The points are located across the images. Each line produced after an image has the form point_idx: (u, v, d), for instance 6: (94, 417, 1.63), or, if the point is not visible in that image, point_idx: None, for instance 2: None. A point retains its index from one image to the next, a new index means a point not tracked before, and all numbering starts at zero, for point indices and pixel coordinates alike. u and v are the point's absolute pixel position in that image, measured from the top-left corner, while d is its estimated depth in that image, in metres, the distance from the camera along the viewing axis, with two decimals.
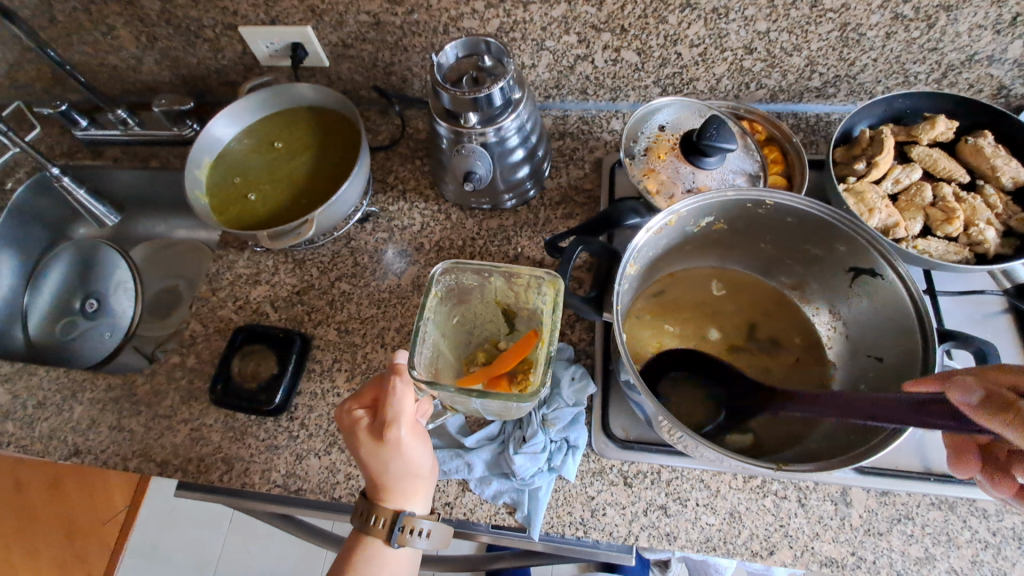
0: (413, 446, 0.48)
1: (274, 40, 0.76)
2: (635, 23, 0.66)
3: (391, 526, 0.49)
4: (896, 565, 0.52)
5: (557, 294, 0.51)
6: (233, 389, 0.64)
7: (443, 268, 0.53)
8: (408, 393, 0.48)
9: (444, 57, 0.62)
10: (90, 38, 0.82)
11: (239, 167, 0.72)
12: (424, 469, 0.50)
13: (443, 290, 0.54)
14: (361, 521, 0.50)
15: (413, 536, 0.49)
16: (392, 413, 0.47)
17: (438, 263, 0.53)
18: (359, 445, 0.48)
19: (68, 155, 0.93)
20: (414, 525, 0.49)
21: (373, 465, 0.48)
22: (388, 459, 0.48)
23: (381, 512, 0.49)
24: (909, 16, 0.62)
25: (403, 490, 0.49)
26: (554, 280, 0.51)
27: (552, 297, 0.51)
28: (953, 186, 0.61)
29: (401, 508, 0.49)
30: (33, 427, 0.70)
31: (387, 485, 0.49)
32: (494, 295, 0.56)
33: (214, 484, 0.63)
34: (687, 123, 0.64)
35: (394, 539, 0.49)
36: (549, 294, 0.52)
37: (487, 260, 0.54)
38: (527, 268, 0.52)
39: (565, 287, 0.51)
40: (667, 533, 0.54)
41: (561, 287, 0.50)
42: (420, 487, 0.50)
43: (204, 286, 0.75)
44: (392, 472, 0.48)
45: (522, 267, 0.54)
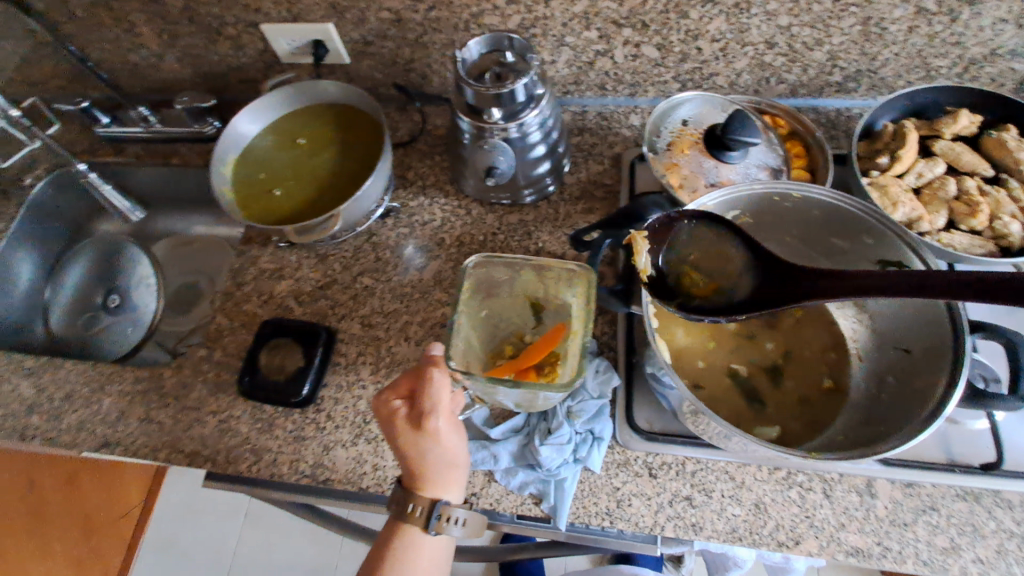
0: (449, 436, 0.49)
1: (295, 37, 0.77)
2: (656, 18, 0.67)
3: (428, 515, 0.50)
4: (922, 555, 0.52)
5: (590, 285, 0.54)
6: (260, 381, 0.65)
7: (474, 260, 0.57)
8: (445, 384, 0.48)
9: (467, 53, 0.63)
10: (112, 36, 0.83)
11: (263, 163, 0.72)
12: (459, 459, 0.51)
13: (474, 283, 0.57)
14: (398, 509, 0.51)
15: (449, 524, 0.50)
16: (430, 403, 0.48)
17: (471, 256, 0.57)
18: (397, 434, 0.49)
19: (90, 152, 0.94)
20: (450, 514, 0.50)
21: (411, 455, 0.49)
22: (426, 448, 0.49)
23: (419, 501, 0.50)
24: (932, 11, 0.62)
25: (439, 479, 0.50)
26: (585, 272, 0.54)
27: (584, 288, 0.54)
28: (976, 180, 0.62)
29: (437, 497, 0.50)
30: (61, 419, 0.71)
31: (425, 474, 0.49)
32: (524, 288, 0.58)
33: (242, 475, 0.64)
34: (710, 118, 0.65)
35: (430, 527, 0.50)
36: (580, 286, 0.55)
37: (517, 254, 0.57)
38: (558, 261, 0.55)
39: (596, 278, 0.54)
40: (693, 524, 0.55)
41: (592, 281, 0.54)
42: (455, 476, 0.51)
43: (228, 280, 0.76)
44: (429, 461, 0.49)
45: (552, 261, 0.57)
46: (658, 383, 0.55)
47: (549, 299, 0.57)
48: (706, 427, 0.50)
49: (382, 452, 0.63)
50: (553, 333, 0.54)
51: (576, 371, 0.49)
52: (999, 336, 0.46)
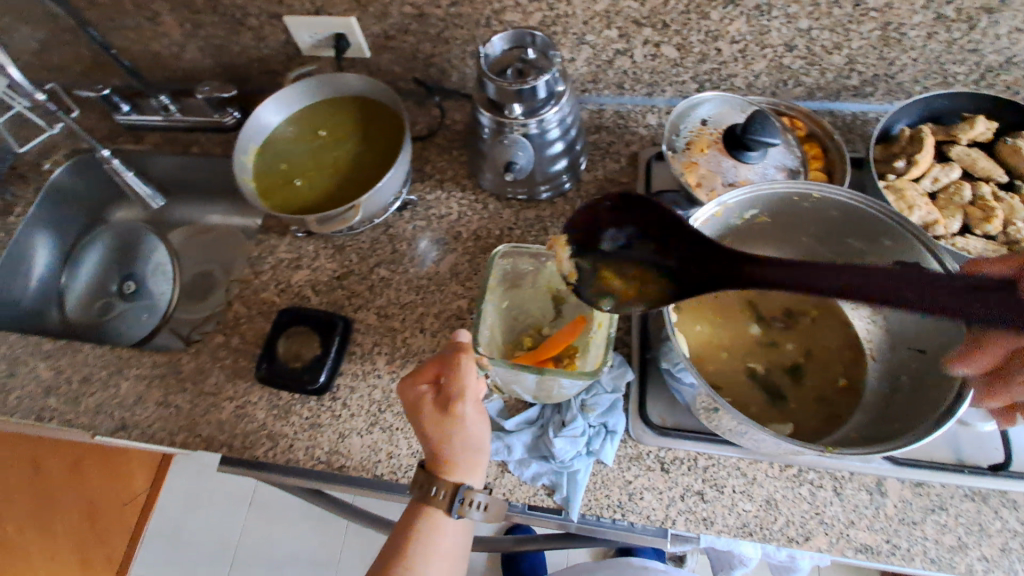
0: (475, 421, 0.51)
1: (318, 30, 0.78)
2: (677, 19, 0.67)
3: (451, 498, 0.51)
4: (930, 552, 0.53)
5: None
6: (279, 369, 0.66)
7: (503, 250, 0.57)
8: (473, 369, 0.51)
9: (490, 49, 0.63)
10: (135, 24, 0.84)
11: (284, 153, 0.73)
12: (482, 445, 0.52)
13: (500, 274, 0.59)
14: (421, 493, 0.52)
15: (471, 507, 0.51)
16: (459, 388, 0.50)
17: (501, 245, 0.57)
18: (424, 418, 0.51)
19: (109, 140, 0.95)
20: (472, 498, 0.51)
21: (437, 439, 0.51)
22: (452, 432, 0.50)
23: (442, 485, 0.51)
24: (951, 18, 0.63)
25: (463, 463, 0.51)
26: None
27: None
28: (991, 186, 0.62)
29: (461, 481, 0.51)
30: (79, 402, 0.72)
31: (450, 458, 0.51)
32: (547, 281, 0.60)
33: (258, 460, 0.65)
34: (729, 119, 0.66)
35: (453, 511, 0.51)
36: None
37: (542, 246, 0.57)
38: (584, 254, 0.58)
39: None
40: (704, 518, 0.56)
41: None
42: (478, 462, 0.52)
43: (246, 269, 0.77)
44: (455, 445, 0.51)
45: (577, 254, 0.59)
46: (673, 379, 0.56)
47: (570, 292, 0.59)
48: (720, 423, 0.51)
49: (397, 441, 0.64)
50: (573, 327, 0.56)
51: (600, 362, 0.51)
52: None
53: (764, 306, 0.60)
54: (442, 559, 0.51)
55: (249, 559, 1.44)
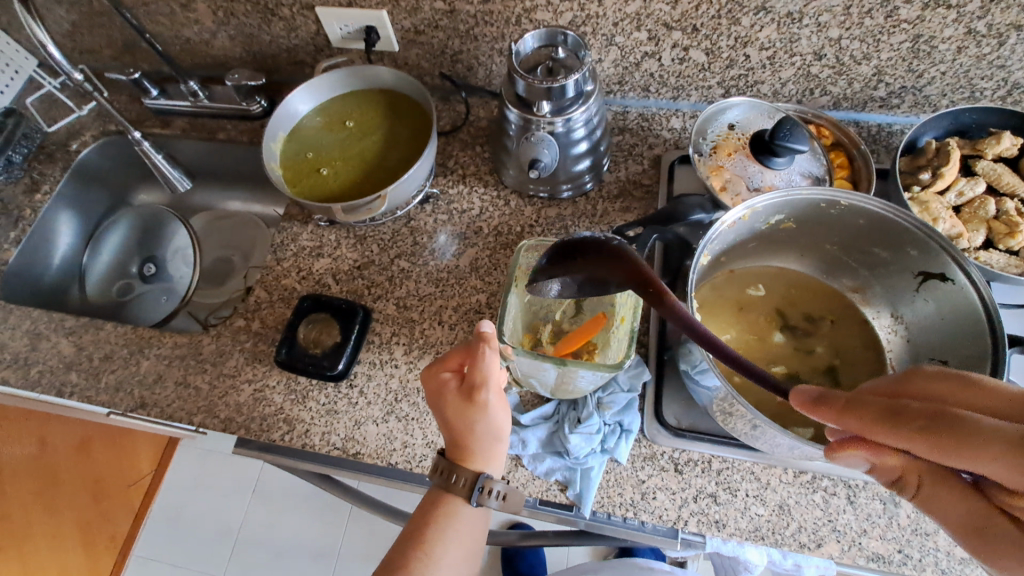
0: (497, 411, 0.52)
1: (349, 22, 0.79)
2: (707, 23, 0.68)
3: (471, 486, 0.52)
4: (940, 564, 0.53)
5: None
6: (298, 354, 0.67)
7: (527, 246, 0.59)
8: (496, 360, 0.52)
9: (522, 46, 0.64)
10: (169, 11, 0.85)
11: (312, 142, 0.74)
12: (502, 436, 0.53)
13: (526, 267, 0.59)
14: (442, 480, 0.53)
15: (491, 496, 0.52)
16: (482, 378, 0.51)
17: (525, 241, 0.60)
18: (447, 407, 0.52)
19: (136, 123, 0.97)
20: (492, 487, 0.52)
21: (459, 427, 0.52)
22: (474, 422, 0.51)
23: (463, 472, 0.52)
24: (983, 33, 0.63)
25: (483, 452, 0.52)
26: None
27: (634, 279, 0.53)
28: (1016, 202, 0.62)
29: (481, 470, 0.52)
30: (99, 378, 0.73)
31: (471, 446, 0.52)
32: None
33: (274, 443, 0.65)
34: (756, 125, 0.66)
35: (473, 498, 0.52)
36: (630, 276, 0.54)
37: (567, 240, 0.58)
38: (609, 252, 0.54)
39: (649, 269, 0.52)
40: (716, 520, 0.56)
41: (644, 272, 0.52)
42: (497, 451, 0.53)
43: (268, 255, 0.78)
44: (477, 434, 0.52)
45: None
46: (692, 380, 0.56)
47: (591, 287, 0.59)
48: (735, 426, 0.52)
49: (412, 431, 0.64)
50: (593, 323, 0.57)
51: (623, 355, 0.52)
52: None
53: (789, 314, 0.60)
54: (459, 546, 0.52)
55: (251, 544, 1.46)
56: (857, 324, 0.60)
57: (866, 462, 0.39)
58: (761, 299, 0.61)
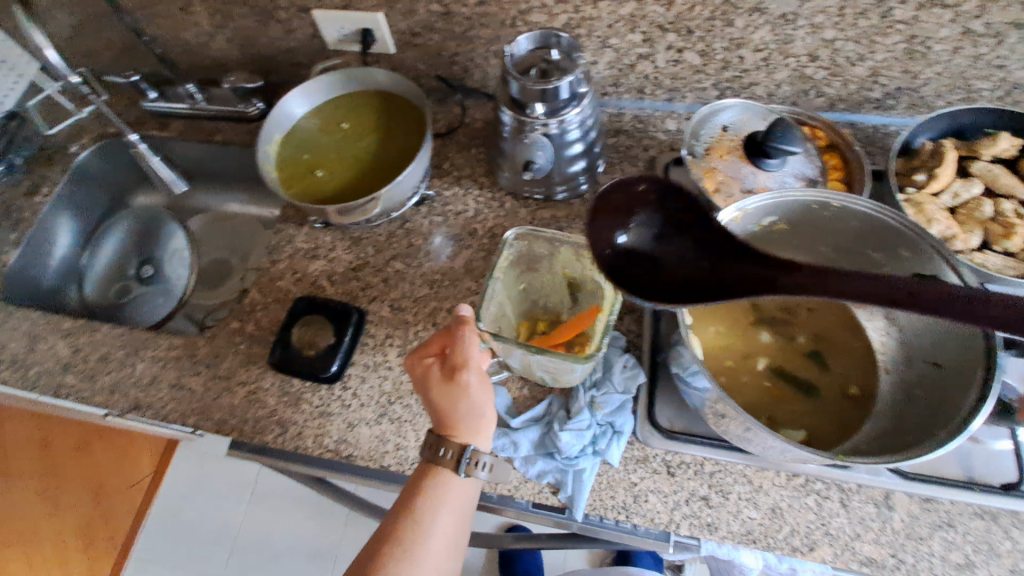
0: (479, 390, 0.53)
1: (345, 25, 0.79)
2: (701, 25, 0.68)
3: (458, 458, 0.52)
4: (935, 569, 0.53)
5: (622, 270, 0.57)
6: (293, 355, 0.67)
7: (517, 234, 0.60)
8: (475, 340, 0.53)
9: (516, 48, 0.64)
10: (167, 14, 0.85)
11: (307, 144, 0.75)
12: (487, 412, 0.53)
13: (515, 255, 0.61)
14: (430, 454, 0.53)
15: (478, 467, 0.52)
16: (461, 358, 0.52)
17: (513, 230, 0.60)
18: (430, 389, 0.53)
19: (135, 126, 0.98)
20: (479, 458, 0.52)
21: (442, 406, 0.53)
22: (457, 400, 0.52)
23: (450, 445, 0.52)
24: (979, 33, 0.62)
25: (468, 426, 0.52)
26: None
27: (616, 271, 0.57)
28: (1014, 203, 0.61)
29: (467, 442, 0.52)
30: (95, 379, 0.73)
31: (456, 422, 0.52)
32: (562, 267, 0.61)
33: (267, 445, 0.66)
34: (749, 126, 0.66)
35: (460, 470, 0.52)
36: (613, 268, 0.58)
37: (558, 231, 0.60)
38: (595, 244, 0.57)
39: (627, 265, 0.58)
40: (708, 523, 0.56)
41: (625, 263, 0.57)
42: (483, 425, 0.53)
43: (264, 257, 0.78)
44: (460, 412, 0.52)
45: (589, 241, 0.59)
46: (683, 384, 0.56)
47: (585, 279, 0.61)
48: (727, 429, 0.51)
49: (405, 432, 0.64)
50: (585, 315, 0.56)
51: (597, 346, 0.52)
52: None
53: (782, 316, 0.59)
54: (450, 514, 0.52)
55: (249, 545, 1.46)
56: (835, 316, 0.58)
57: None
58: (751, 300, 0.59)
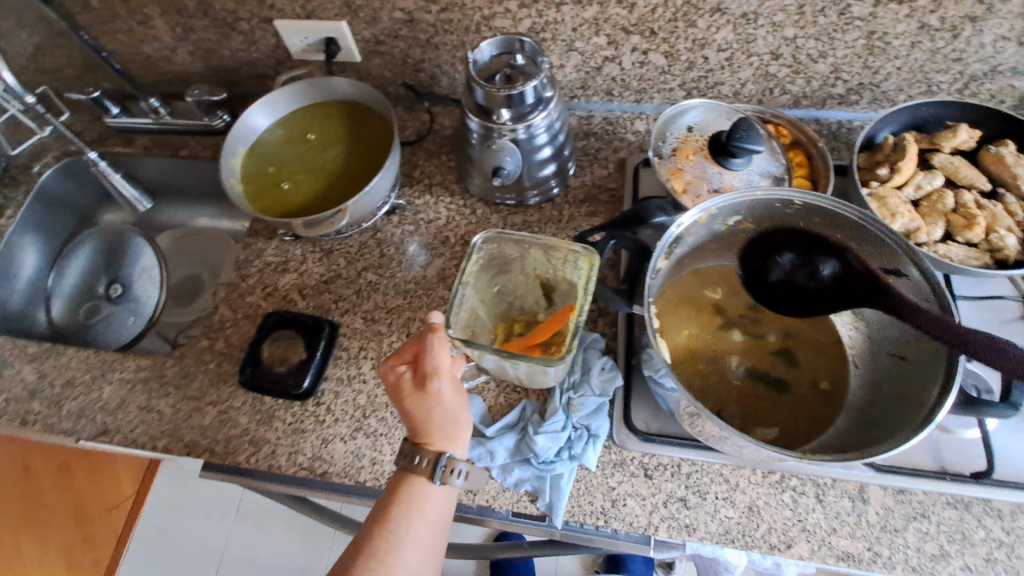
0: (452, 395, 0.52)
1: (308, 34, 0.78)
2: (664, 26, 0.68)
3: (434, 465, 0.51)
4: (911, 561, 0.53)
5: (593, 268, 0.55)
6: (264, 372, 0.66)
7: (484, 237, 0.59)
8: (446, 346, 0.52)
9: (479, 54, 0.64)
10: (127, 28, 0.84)
11: (273, 157, 0.73)
12: (462, 417, 0.53)
13: (486, 259, 0.60)
14: (405, 463, 0.52)
15: (454, 475, 0.51)
16: (433, 364, 0.51)
17: (481, 234, 0.59)
18: (404, 398, 0.52)
19: (100, 143, 0.96)
20: (455, 465, 0.51)
21: (416, 414, 0.52)
22: (430, 407, 0.51)
23: (425, 453, 0.51)
24: (935, 27, 0.63)
25: (443, 433, 0.51)
26: (590, 255, 0.55)
27: (588, 270, 0.55)
28: (974, 194, 0.62)
29: (443, 449, 0.51)
30: (62, 405, 0.71)
31: (430, 430, 0.51)
32: (534, 269, 0.61)
33: (240, 465, 0.64)
34: (715, 126, 0.66)
35: (435, 477, 0.51)
36: (584, 268, 0.56)
37: (526, 233, 0.59)
38: (565, 242, 0.56)
39: (600, 262, 0.55)
40: (687, 525, 0.56)
41: (596, 261, 0.55)
42: (458, 432, 0.52)
43: (233, 272, 0.77)
44: (433, 419, 0.51)
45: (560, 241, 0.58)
46: (656, 386, 0.56)
47: (559, 280, 0.60)
48: (703, 429, 0.51)
49: (381, 446, 0.63)
50: (560, 315, 0.56)
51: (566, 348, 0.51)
52: None
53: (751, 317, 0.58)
54: (425, 522, 0.51)
55: (236, 564, 1.43)
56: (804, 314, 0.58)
57: None
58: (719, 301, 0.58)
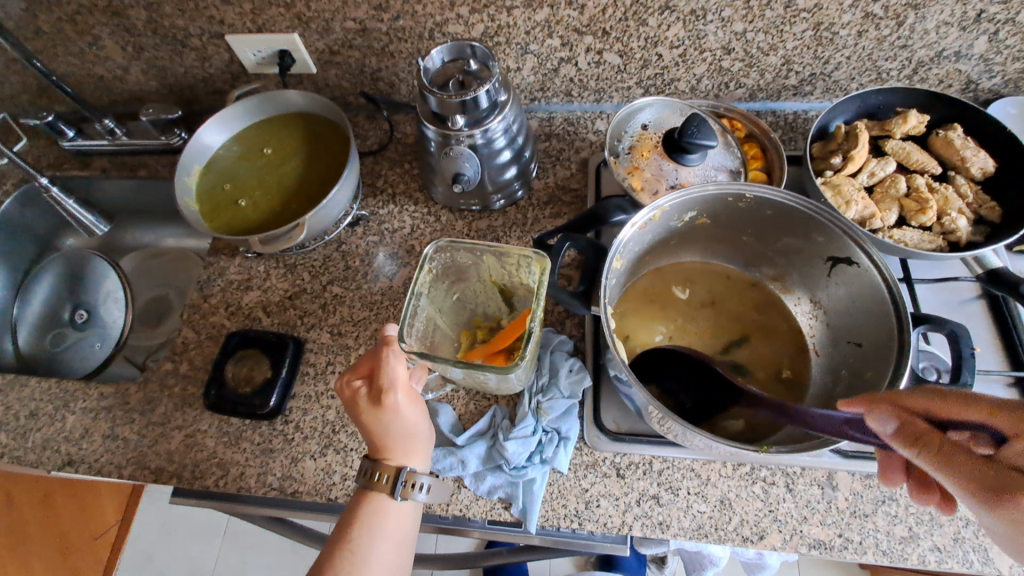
0: (409, 409, 0.52)
1: (261, 48, 0.77)
2: (616, 26, 0.68)
3: (394, 482, 0.51)
4: (881, 545, 0.53)
5: (544, 271, 0.54)
6: (227, 394, 0.64)
7: (437, 247, 0.58)
8: (401, 360, 0.52)
9: (430, 62, 0.63)
10: (76, 50, 0.82)
11: (229, 174, 0.72)
12: (421, 430, 0.53)
13: (441, 268, 0.59)
14: (366, 479, 0.52)
15: (415, 489, 0.51)
16: (388, 380, 0.51)
17: (432, 243, 0.58)
18: (361, 414, 0.52)
19: (57, 167, 0.94)
20: (415, 480, 0.51)
21: (374, 430, 0.52)
22: (387, 423, 0.51)
23: (385, 469, 0.51)
24: (880, 15, 0.64)
25: (401, 448, 0.52)
26: (541, 259, 0.54)
27: (540, 274, 0.54)
28: (926, 177, 0.63)
29: (403, 465, 0.52)
30: (25, 438, 0.69)
31: (387, 444, 0.52)
32: (491, 274, 0.60)
33: (209, 489, 0.63)
34: (669, 122, 0.66)
35: (397, 493, 0.51)
36: (537, 271, 0.55)
37: (479, 240, 0.58)
38: (516, 247, 0.55)
39: (552, 266, 0.54)
40: (660, 522, 0.56)
41: (547, 265, 0.53)
42: (418, 445, 0.53)
43: (195, 293, 0.76)
44: (391, 434, 0.51)
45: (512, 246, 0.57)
46: (621, 387, 0.56)
47: (517, 285, 0.60)
48: (669, 427, 0.50)
49: (351, 461, 0.62)
50: (520, 318, 0.56)
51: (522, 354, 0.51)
52: (942, 328, 0.47)
53: (712, 314, 0.60)
54: (389, 543, 0.51)
55: None
56: (762, 302, 0.60)
57: (890, 421, 0.37)
58: (683, 297, 0.60)
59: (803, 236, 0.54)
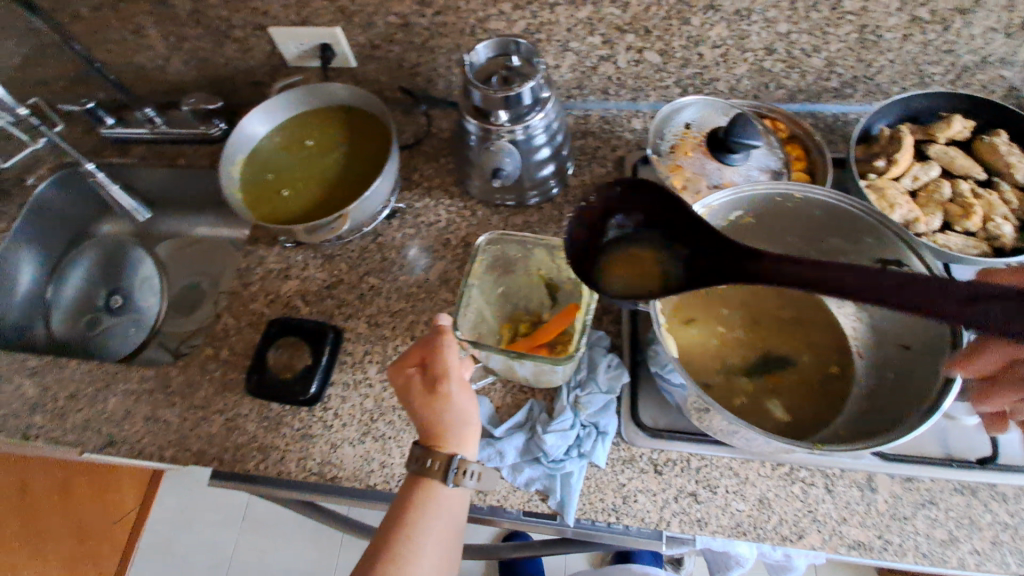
0: (461, 397, 0.53)
1: (303, 40, 0.78)
2: (658, 25, 0.68)
3: (446, 468, 0.51)
4: (921, 547, 0.53)
5: None
6: (268, 380, 0.65)
7: (488, 239, 0.59)
8: (455, 350, 0.54)
9: (475, 57, 0.64)
10: (117, 37, 0.83)
11: (271, 164, 0.74)
12: (472, 418, 0.54)
13: (489, 261, 0.60)
14: (416, 466, 0.52)
15: (466, 476, 0.52)
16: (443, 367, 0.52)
17: (484, 235, 0.60)
18: (414, 399, 0.53)
19: (94, 153, 0.95)
20: (467, 467, 0.51)
21: (427, 416, 0.53)
22: (440, 409, 0.52)
23: (437, 456, 0.52)
24: (926, 19, 0.64)
25: (455, 434, 0.52)
26: None
27: None
28: (970, 183, 0.63)
29: (455, 452, 0.52)
30: (66, 419, 0.71)
31: (442, 431, 0.52)
32: (537, 269, 0.61)
33: (248, 473, 0.64)
34: (711, 122, 0.67)
35: (449, 479, 0.51)
36: None
37: (529, 234, 0.59)
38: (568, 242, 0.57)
39: None
40: (698, 519, 0.56)
41: None
42: (469, 433, 0.53)
43: (234, 280, 0.77)
44: (446, 420, 0.52)
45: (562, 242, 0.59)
46: (662, 382, 0.56)
47: (562, 281, 0.61)
48: (711, 423, 0.50)
49: (390, 449, 0.63)
50: (564, 315, 0.56)
51: (573, 347, 0.52)
52: None
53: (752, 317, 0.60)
54: (441, 527, 0.52)
55: None
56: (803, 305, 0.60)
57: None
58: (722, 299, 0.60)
59: (852, 234, 0.54)
